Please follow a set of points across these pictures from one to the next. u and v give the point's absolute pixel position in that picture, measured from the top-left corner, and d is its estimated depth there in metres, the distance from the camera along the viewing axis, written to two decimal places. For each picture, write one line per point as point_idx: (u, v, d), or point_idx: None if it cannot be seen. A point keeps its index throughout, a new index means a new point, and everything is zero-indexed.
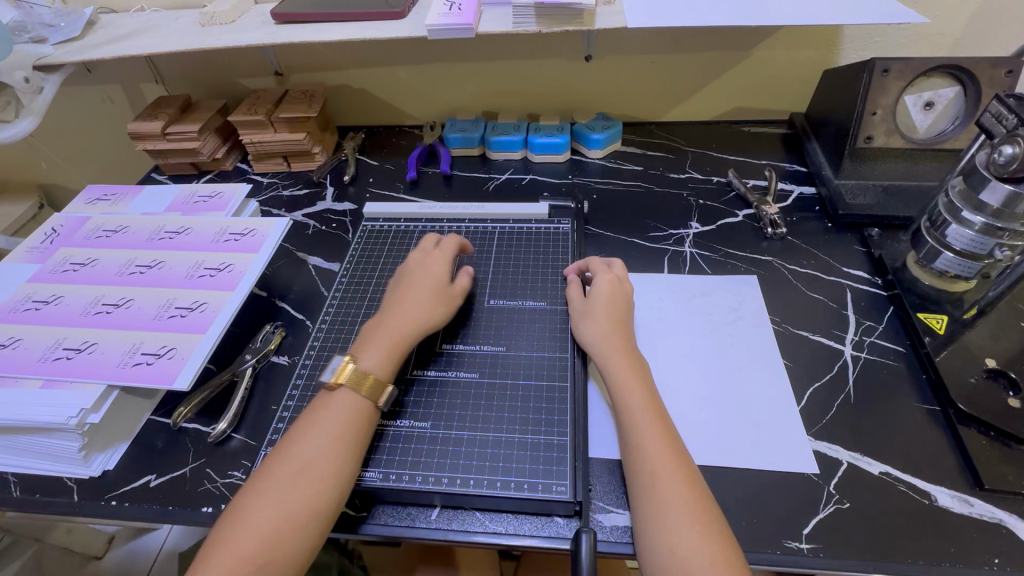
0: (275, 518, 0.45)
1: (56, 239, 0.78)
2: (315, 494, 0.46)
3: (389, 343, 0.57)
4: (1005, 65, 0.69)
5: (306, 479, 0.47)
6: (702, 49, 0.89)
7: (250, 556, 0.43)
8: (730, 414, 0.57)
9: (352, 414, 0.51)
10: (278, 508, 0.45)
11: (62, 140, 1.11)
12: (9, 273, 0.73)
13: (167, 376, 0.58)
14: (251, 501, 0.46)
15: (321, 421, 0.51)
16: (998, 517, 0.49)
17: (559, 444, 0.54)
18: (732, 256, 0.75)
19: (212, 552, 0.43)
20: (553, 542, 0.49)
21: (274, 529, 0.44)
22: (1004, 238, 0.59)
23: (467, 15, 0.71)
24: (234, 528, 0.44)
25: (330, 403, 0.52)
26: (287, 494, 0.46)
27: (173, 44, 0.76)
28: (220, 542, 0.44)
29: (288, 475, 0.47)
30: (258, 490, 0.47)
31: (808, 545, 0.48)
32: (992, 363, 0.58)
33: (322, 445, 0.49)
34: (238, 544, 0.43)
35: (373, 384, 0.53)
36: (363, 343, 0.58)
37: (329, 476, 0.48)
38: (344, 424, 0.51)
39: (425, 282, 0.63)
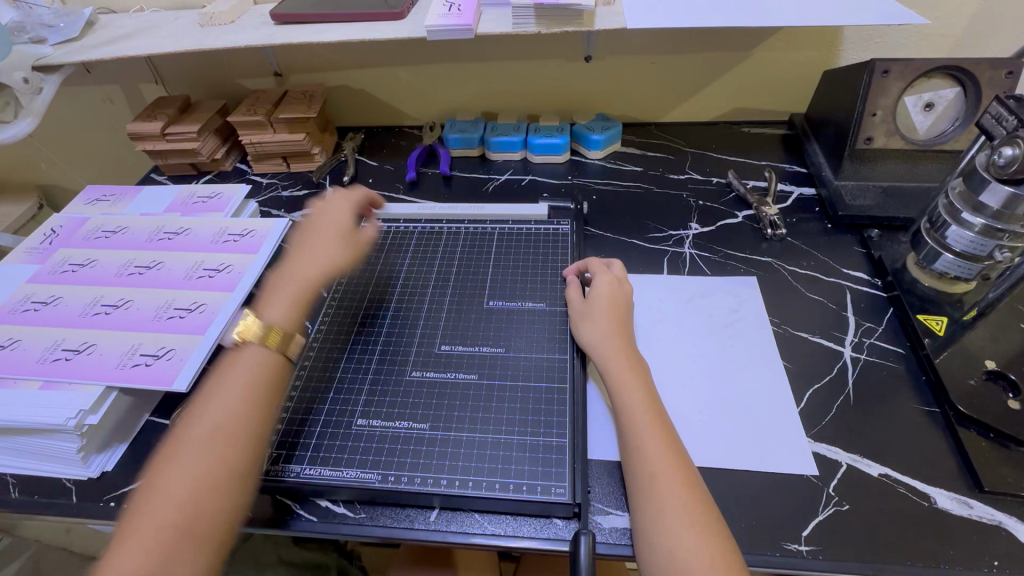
0: (194, 482, 0.46)
1: (55, 239, 0.78)
2: (232, 454, 0.48)
3: (297, 296, 0.60)
4: (1006, 66, 0.68)
5: (222, 441, 0.48)
6: (702, 50, 0.88)
7: (174, 522, 0.44)
8: (729, 415, 0.57)
9: (261, 372, 0.54)
10: (196, 472, 0.46)
11: (62, 140, 1.11)
12: (9, 274, 0.73)
13: (166, 377, 0.58)
14: (167, 471, 0.47)
15: (229, 385, 0.52)
16: (997, 519, 0.49)
17: (558, 445, 0.53)
18: (732, 257, 0.75)
19: (133, 524, 0.44)
20: (552, 543, 0.49)
21: (195, 492, 0.45)
22: (1004, 239, 0.59)
23: (467, 15, 0.71)
24: (151, 498, 0.45)
25: (238, 364, 0.54)
26: (203, 458, 0.47)
27: (172, 44, 0.76)
28: (139, 516, 0.44)
29: (200, 440, 0.48)
30: (172, 458, 0.47)
31: (808, 547, 0.48)
32: (991, 364, 0.58)
33: (233, 406, 0.51)
34: (160, 512, 0.44)
35: (283, 338, 0.56)
36: (267, 296, 0.60)
37: (244, 435, 0.49)
38: (253, 383, 0.53)
39: (326, 236, 0.67)
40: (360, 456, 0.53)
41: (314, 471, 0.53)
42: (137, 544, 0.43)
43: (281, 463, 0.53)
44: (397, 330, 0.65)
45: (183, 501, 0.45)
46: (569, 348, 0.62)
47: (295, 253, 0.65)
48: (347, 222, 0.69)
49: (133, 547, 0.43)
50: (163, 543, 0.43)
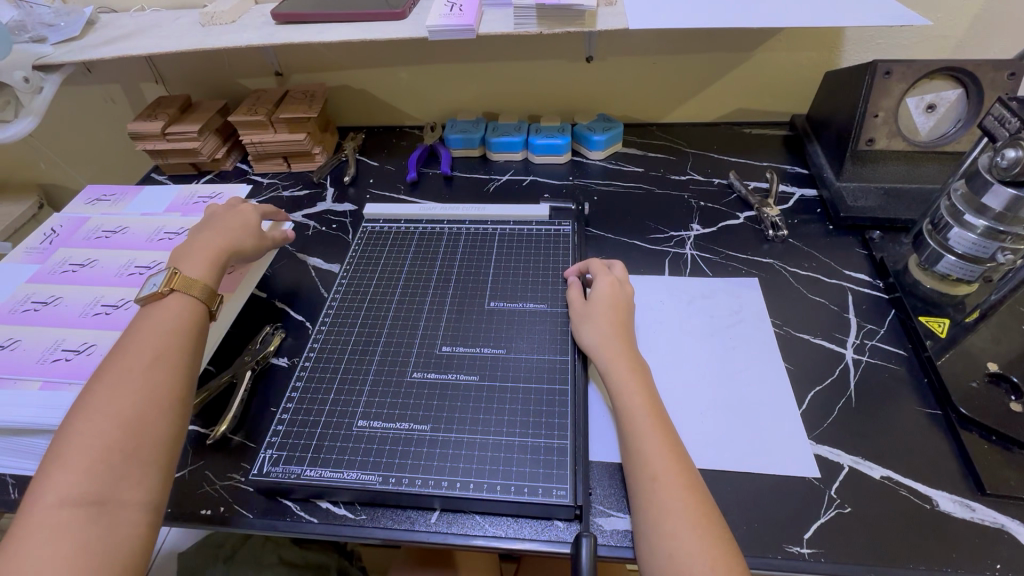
0: (128, 408, 0.46)
1: (55, 239, 0.78)
2: (167, 382, 0.49)
3: (210, 257, 0.61)
4: (1008, 68, 0.68)
5: (154, 371, 0.49)
6: (704, 51, 0.88)
7: (111, 447, 0.43)
8: (730, 417, 0.57)
9: (187, 311, 0.55)
10: (129, 400, 0.46)
11: (62, 139, 1.11)
12: (9, 273, 0.72)
13: None
14: (94, 403, 0.46)
15: (155, 324, 0.53)
16: (999, 522, 0.49)
17: (559, 447, 0.53)
18: (734, 258, 0.75)
19: (63, 455, 0.43)
20: (552, 545, 0.49)
21: (133, 418, 0.45)
22: (1006, 242, 0.59)
23: (469, 15, 0.70)
24: (81, 429, 0.44)
25: (161, 309, 0.54)
26: (135, 386, 0.47)
27: (172, 44, 0.75)
28: (67, 448, 0.43)
29: (134, 371, 0.48)
30: (101, 393, 0.46)
31: (809, 550, 0.48)
32: (993, 367, 0.58)
33: (163, 340, 0.51)
34: (95, 440, 0.43)
35: (205, 287, 0.58)
36: (174, 261, 0.60)
37: (176, 365, 0.50)
38: (180, 320, 0.54)
39: (239, 216, 0.68)
40: (360, 457, 0.53)
41: (315, 473, 0.52)
42: (76, 471, 0.42)
43: (282, 465, 0.53)
44: (398, 331, 0.65)
45: (119, 427, 0.44)
46: (570, 349, 0.62)
47: (201, 230, 0.65)
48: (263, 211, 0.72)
49: (71, 473, 0.41)
50: (105, 467, 0.42)
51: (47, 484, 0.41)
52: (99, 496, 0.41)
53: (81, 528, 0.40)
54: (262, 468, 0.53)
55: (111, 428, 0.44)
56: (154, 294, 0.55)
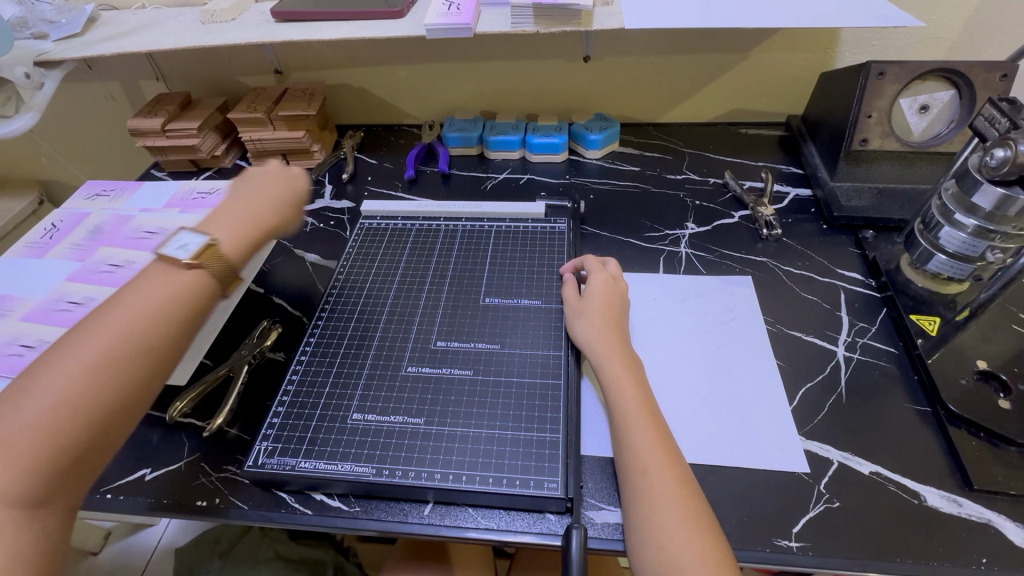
0: (92, 402, 0.41)
1: (99, 236, 0.78)
2: (141, 377, 0.44)
3: (246, 241, 0.57)
4: (1001, 69, 0.69)
5: (133, 361, 0.44)
6: (700, 51, 0.89)
7: (63, 443, 0.40)
8: (721, 411, 0.57)
9: (198, 296, 0.50)
10: (96, 392, 0.42)
11: (63, 136, 1.12)
12: (48, 269, 0.73)
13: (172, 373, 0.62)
14: (55, 383, 0.41)
15: (150, 299, 0.47)
16: (986, 517, 0.49)
17: (551, 440, 0.54)
18: (728, 257, 0.76)
19: (7, 439, 0.38)
20: (544, 538, 0.49)
21: (98, 417, 0.41)
22: (995, 240, 0.60)
23: (466, 14, 0.71)
24: (34, 412, 0.39)
25: (173, 283, 0.49)
26: (107, 375, 0.42)
27: (172, 41, 0.76)
28: (8, 429, 0.38)
29: (114, 358, 0.43)
30: (70, 374, 0.41)
31: (797, 543, 0.48)
32: (983, 365, 0.58)
33: (152, 323, 0.46)
34: (45, 430, 0.39)
35: (229, 273, 0.53)
36: (205, 225, 0.56)
37: (155, 356, 0.46)
38: (182, 306, 0.48)
39: (274, 194, 0.64)
40: (355, 450, 0.54)
41: (310, 465, 0.53)
42: (20, 464, 0.38)
43: (277, 457, 0.54)
44: (394, 326, 0.65)
45: (78, 423, 0.41)
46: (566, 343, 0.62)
47: (240, 200, 0.62)
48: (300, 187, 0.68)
49: (13, 467, 0.38)
50: (51, 465, 0.39)
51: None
52: (40, 498, 0.39)
53: (14, 532, 0.37)
54: (258, 459, 0.54)
55: (67, 421, 0.40)
56: (174, 262, 0.50)
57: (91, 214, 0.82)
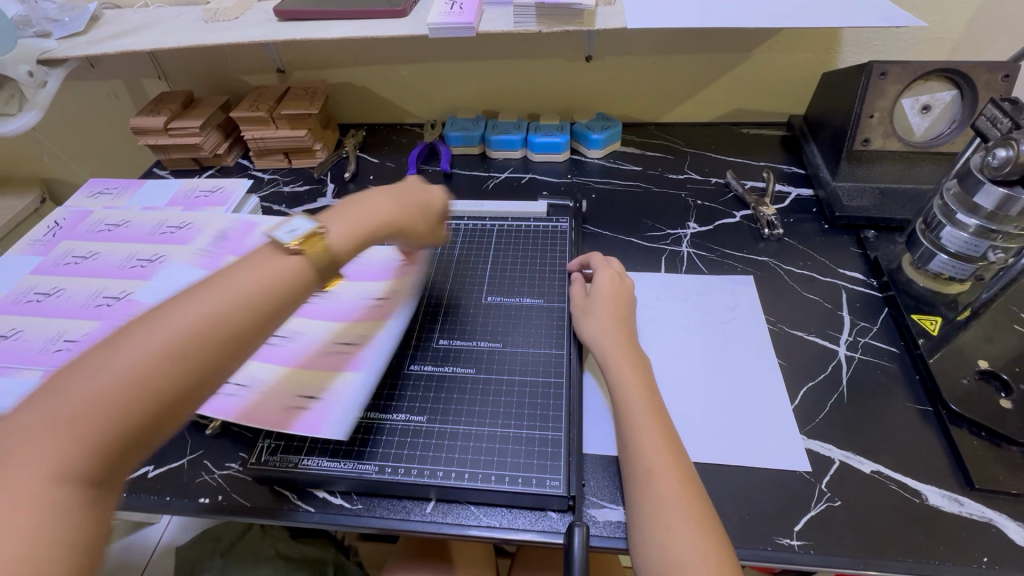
0: (161, 380, 0.34)
1: (224, 243, 0.73)
2: (223, 361, 0.38)
3: (361, 230, 0.50)
4: (1003, 70, 0.69)
5: (212, 344, 0.37)
6: (702, 51, 0.89)
7: (131, 420, 0.33)
8: (723, 410, 0.58)
9: (295, 284, 0.43)
10: (172, 368, 0.35)
11: (65, 134, 1.12)
12: (176, 276, 0.68)
13: (313, 425, 0.52)
14: (128, 349, 0.34)
15: (245, 278, 0.41)
16: (987, 516, 0.49)
17: (553, 439, 0.54)
18: (730, 256, 0.76)
19: (70, 406, 0.31)
20: (546, 536, 0.50)
21: (167, 396, 0.35)
22: (996, 240, 0.60)
23: (469, 14, 0.71)
24: (101, 378, 0.33)
25: (272, 265, 0.42)
26: (182, 355, 0.35)
27: (175, 40, 0.76)
28: (76, 392, 0.32)
29: (198, 332, 0.36)
30: (149, 341, 0.35)
31: (799, 541, 0.48)
32: (984, 364, 0.58)
33: (242, 306, 0.39)
34: (106, 402, 0.32)
35: (333, 265, 0.46)
36: (329, 211, 0.50)
37: (236, 343, 0.38)
38: (276, 294, 0.41)
39: (407, 194, 0.58)
40: (357, 447, 0.54)
41: (312, 462, 0.53)
42: (74, 437, 0.31)
43: (279, 454, 0.54)
44: None
45: (147, 400, 0.34)
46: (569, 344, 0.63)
47: (375, 191, 0.56)
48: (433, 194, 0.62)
49: (63, 439, 0.31)
50: (109, 442, 0.32)
51: (34, 433, 0.31)
52: (93, 481, 0.32)
53: (66, 515, 0.30)
54: (260, 457, 0.54)
55: (131, 396, 0.33)
56: (280, 245, 0.44)
57: (203, 224, 0.77)
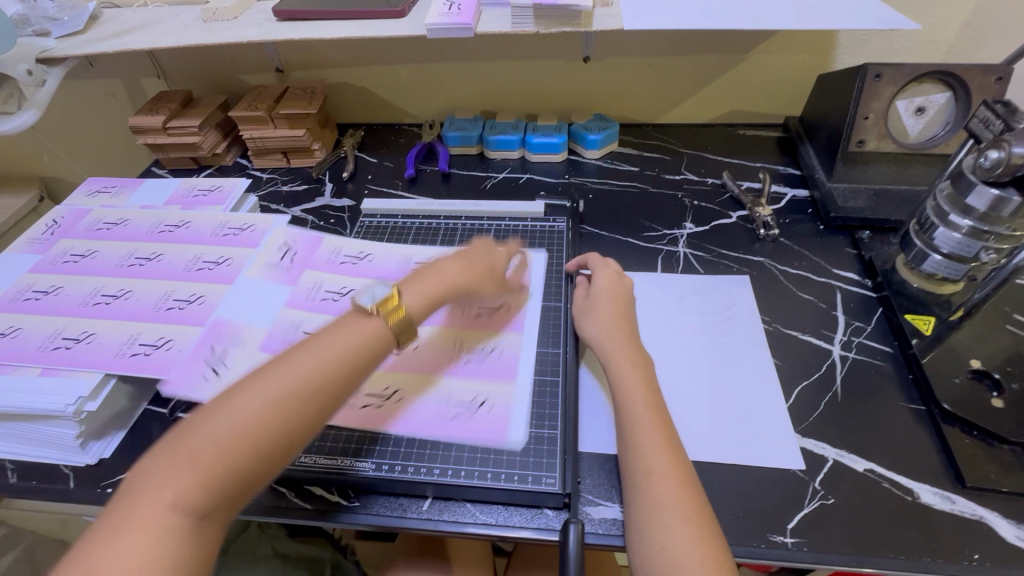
0: (262, 432, 0.39)
1: (295, 257, 0.74)
2: (314, 413, 0.42)
3: (434, 290, 0.54)
4: (996, 72, 0.69)
5: (304, 401, 0.41)
6: (699, 52, 0.90)
7: (236, 463, 0.38)
8: (718, 409, 0.58)
9: (377, 344, 0.47)
10: (271, 418, 0.40)
11: (63, 133, 1.12)
12: (257, 291, 0.69)
13: (495, 432, 0.54)
14: (239, 404, 0.40)
15: (337, 338, 0.45)
16: (979, 514, 0.50)
17: (549, 437, 0.54)
18: (726, 256, 0.76)
19: (192, 446, 0.38)
20: (542, 533, 0.50)
21: (265, 441, 0.39)
22: (989, 241, 0.61)
23: (467, 14, 0.72)
24: (216, 428, 0.38)
25: (357, 327, 0.46)
26: (280, 411, 0.40)
27: (174, 39, 0.76)
28: (199, 434, 0.38)
29: (293, 387, 0.41)
30: (254, 392, 0.40)
31: (793, 539, 0.49)
32: (977, 364, 0.59)
33: (334, 367, 0.43)
34: (219, 449, 0.38)
35: (408, 323, 0.49)
36: (404, 278, 0.55)
37: (327, 399, 0.42)
38: (362, 355, 0.45)
39: (481, 259, 0.61)
40: (354, 445, 0.54)
41: (309, 459, 0.53)
42: (192, 477, 0.37)
43: None
44: None
45: (247, 445, 0.39)
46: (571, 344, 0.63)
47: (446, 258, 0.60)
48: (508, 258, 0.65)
49: (184, 472, 0.37)
50: (220, 479, 0.38)
51: (164, 471, 0.37)
52: (208, 510, 0.37)
53: (179, 539, 0.36)
54: None
55: (239, 446, 0.38)
56: (361, 309, 0.48)
57: (264, 228, 0.78)
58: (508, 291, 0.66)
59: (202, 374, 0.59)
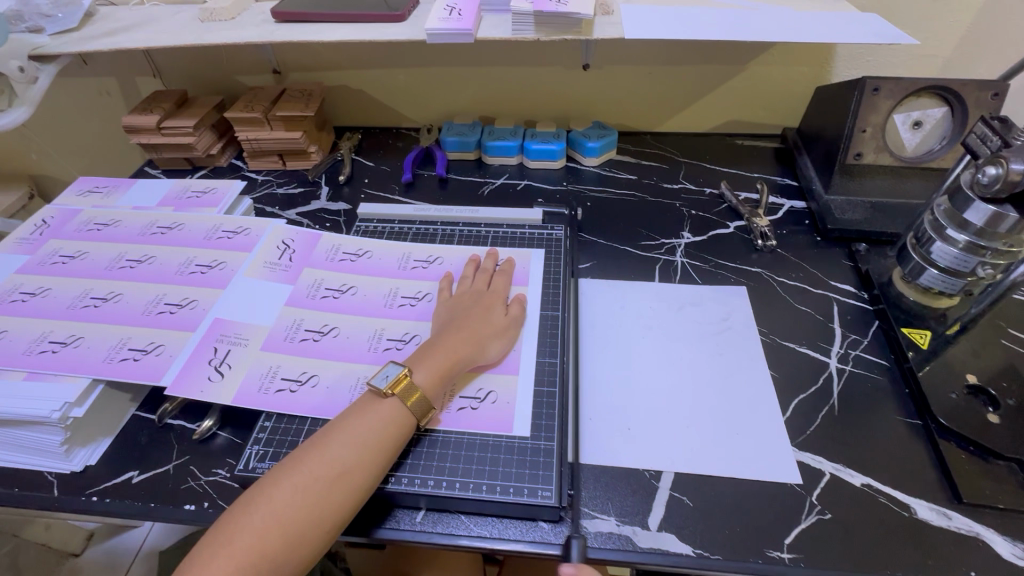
0: (296, 521, 0.44)
1: (293, 255, 0.73)
2: (342, 501, 0.46)
3: (446, 360, 0.56)
4: (992, 88, 0.70)
5: (332, 489, 0.46)
6: (698, 63, 0.90)
7: (271, 551, 0.43)
8: (716, 422, 0.58)
9: (395, 427, 0.51)
10: (303, 507, 0.45)
11: (55, 130, 1.10)
12: (256, 290, 0.68)
13: (503, 423, 0.55)
14: (276, 496, 0.45)
15: (361, 427, 0.50)
16: (975, 531, 0.50)
17: (545, 448, 0.54)
18: (723, 267, 0.76)
19: (234, 538, 0.43)
20: (536, 546, 0.49)
21: (299, 531, 0.44)
22: (986, 256, 0.61)
23: (467, 20, 0.71)
24: (257, 519, 0.44)
25: (375, 414, 0.51)
26: (312, 500, 0.45)
27: (169, 38, 0.75)
28: (242, 525, 0.43)
29: (323, 478, 0.46)
30: (288, 484, 0.46)
31: (789, 554, 0.48)
32: (973, 379, 0.59)
33: (358, 456, 0.48)
34: (259, 540, 0.43)
35: (422, 403, 0.53)
36: (418, 353, 0.56)
37: (354, 486, 0.47)
38: (384, 439, 0.50)
39: (488, 311, 0.62)
40: None
41: None
42: (233, 565, 0.41)
43: (268, 461, 0.54)
44: None
45: (282, 533, 0.43)
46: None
47: (452, 313, 0.62)
48: (511, 286, 0.68)
49: (226, 560, 0.42)
50: (256, 568, 0.42)
51: (210, 562, 0.42)
52: None
53: None
54: (248, 463, 0.54)
55: (275, 534, 0.43)
56: (378, 393, 0.52)
57: (258, 231, 0.76)
58: (518, 324, 0.63)
59: (206, 375, 0.59)
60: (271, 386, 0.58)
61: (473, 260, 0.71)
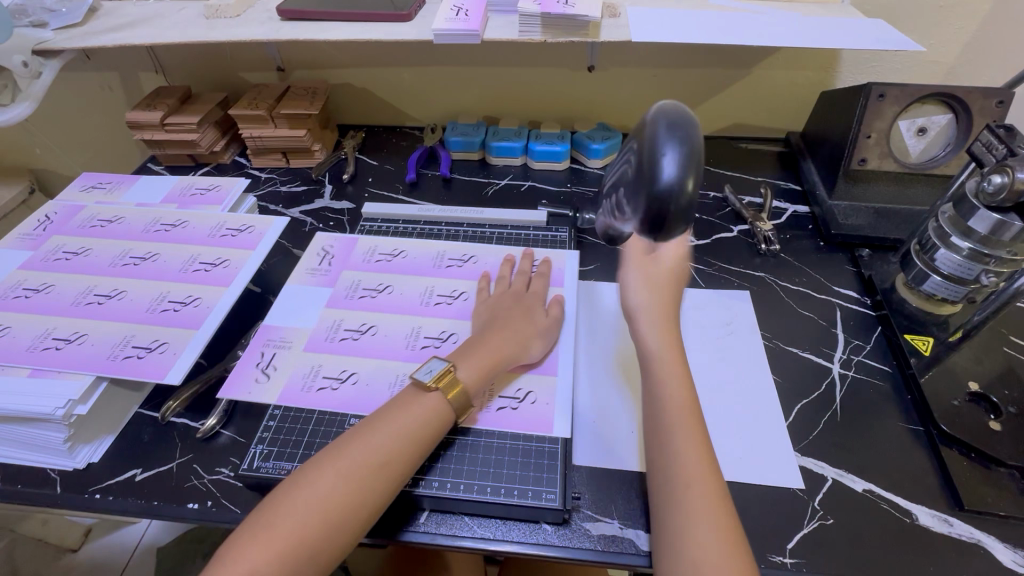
0: (334, 508, 0.44)
1: (332, 261, 0.73)
2: (380, 489, 0.46)
3: (491, 358, 0.56)
4: (996, 96, 0.70)
5: (372, 477, 0.46)
6: (704, 66, 0.90)
7: (312, 534, 0.43)
8: (719, 427, 0.58)
9: (433, 422, 0.51)
10: (343, 493, 0.45)
11: (56, 125, 1.10)
12: (303, 295, 0.68)
13: (544, 423, 0.55)
14: (315, 482, 0.45)
15: (400, 417, 0.50)
16: (976, 537, 0.50)
17: (549, 451, 0.54)
18: (726, 270, 0.76)
19: (275, 521, 0.43)
20: (539, 548, 0.49)
21: (338, 517, 0.44)
22: (989, 264, 0.61)
23: (474, 20, 0.71)
24: (296, 505, 0.44)
25: (414, 408, 0.51)
26: (351, 487, 0.45)
27: (175, 35, 0.75)
28: (282, 510, 0.43)
29: (361, 464, 0.46)
30: (328, 470, 0.46)
31: (792, 560, 0.49)
32: (975, 386, 0.59)
33: (395, 444, 0.48)
34: (300, 523, 0.43)
35: (467, 398, 0.53)
36: (460, 350, 0.56)
37: (392, 476, 0.47)
38: (423, 431, 0.50)
39: (527, 311, 0.62)
40: None
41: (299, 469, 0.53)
42: (271, 550, 0.41)
43: (272, 461, 0.54)
44: None
45: (321, 517, 0.43)
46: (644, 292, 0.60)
47: (492, 313, 0.62)
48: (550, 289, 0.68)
49: (264, 543, 0.42)
50: (293, 552, 0.42)
51: (248, 546, 0.42)
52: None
53: None
54: (253, 463, 0.54)
55: (315, 518, 0.43)
56: (420, 387, 0.52)
57: (263, 230, 0.76)
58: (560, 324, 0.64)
59: (253, 377, 0.59)
60: (313, 385, 0.58)
61: (510, 261, 0.71)
